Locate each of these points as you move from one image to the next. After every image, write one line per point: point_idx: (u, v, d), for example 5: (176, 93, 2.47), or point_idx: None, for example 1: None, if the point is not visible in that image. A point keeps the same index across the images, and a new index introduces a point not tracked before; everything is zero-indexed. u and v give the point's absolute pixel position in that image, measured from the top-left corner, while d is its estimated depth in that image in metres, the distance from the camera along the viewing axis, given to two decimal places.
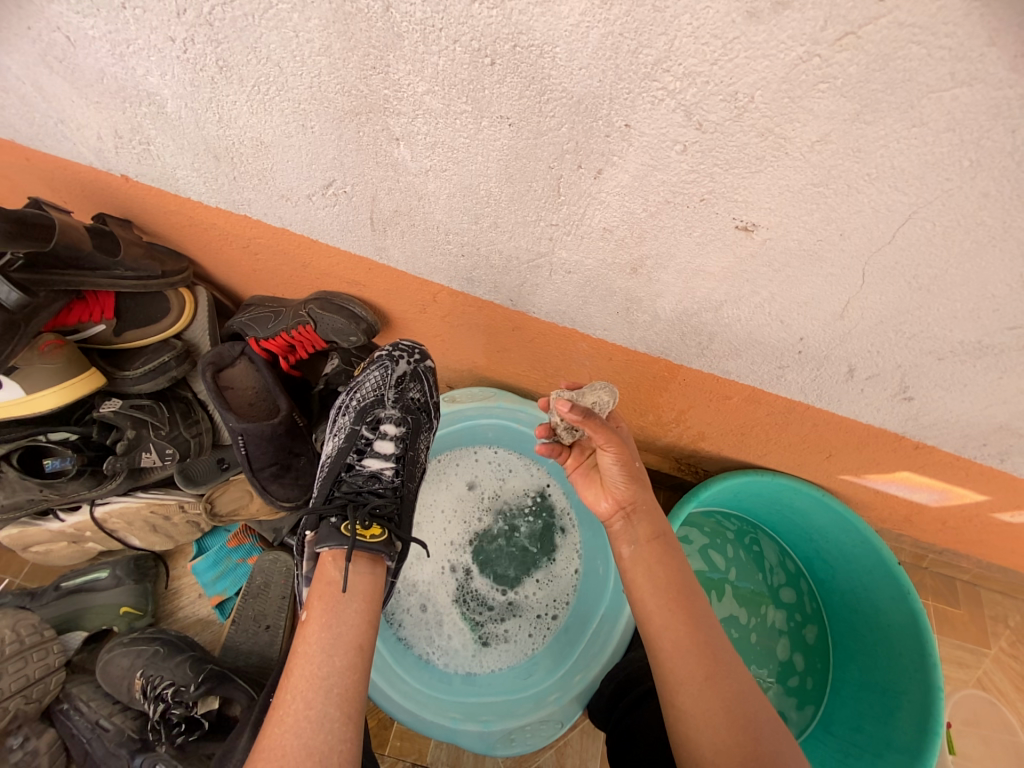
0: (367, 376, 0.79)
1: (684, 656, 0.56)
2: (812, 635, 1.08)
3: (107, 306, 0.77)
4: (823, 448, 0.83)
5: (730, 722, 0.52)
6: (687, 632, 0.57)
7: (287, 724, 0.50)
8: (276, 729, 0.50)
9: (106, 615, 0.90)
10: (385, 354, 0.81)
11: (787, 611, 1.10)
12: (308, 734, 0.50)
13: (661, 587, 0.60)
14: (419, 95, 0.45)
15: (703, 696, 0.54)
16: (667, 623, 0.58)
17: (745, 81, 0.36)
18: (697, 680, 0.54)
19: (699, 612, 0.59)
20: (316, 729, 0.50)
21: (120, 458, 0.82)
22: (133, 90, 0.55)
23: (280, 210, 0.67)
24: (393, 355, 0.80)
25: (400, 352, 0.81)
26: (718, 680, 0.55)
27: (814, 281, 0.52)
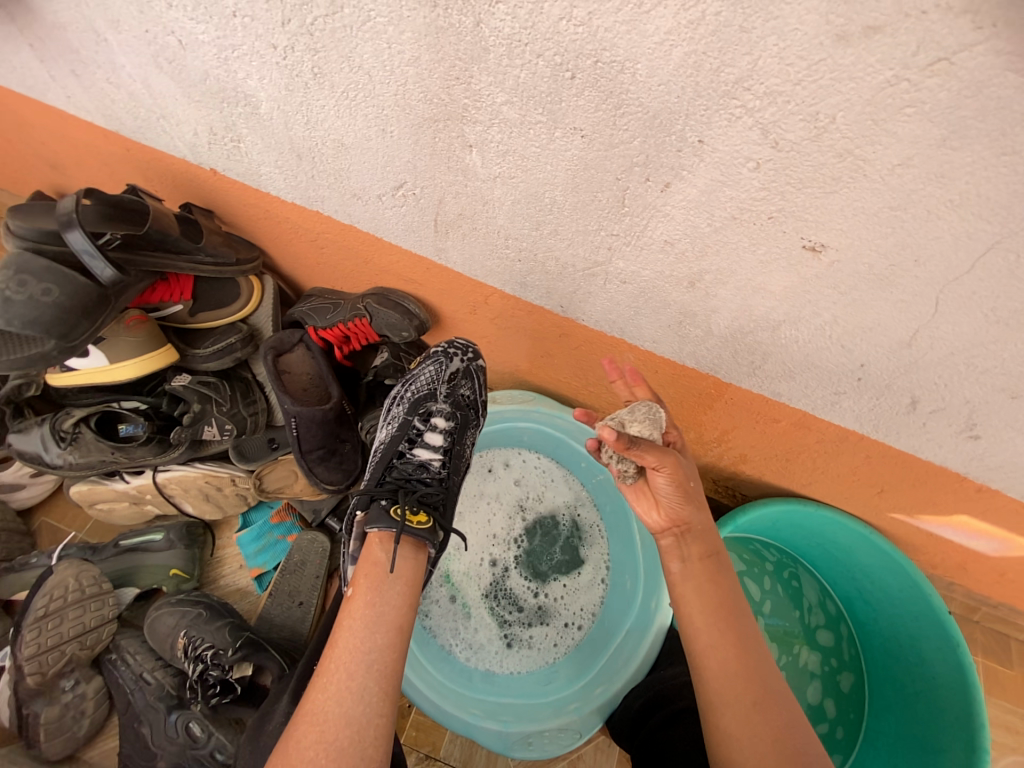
0: (423, 370, 0.82)
1: (730, 679, 0.55)
2: (847, 683, 1.02)
3: (186, 288, 0.84)
4: (875, 482, 0.79)
5: (780, 753, 0.50)
6: (736, 653, 0.56)
7: (330, 692, 0.53)
8: (319, 696, 0.53)
9: (157, 574, 0.96)
10: (440, 349, 0.83)
11: (823, 654, 1.03)
12: (349, 703, 0.53)
13: (711, 607, 0.59)
14: (497, 105, 0.47)
15: (750, 720, 0.52)
16: (715, 642, 0.57)
17: (827, 102, 0.36)
18: (744, 703, 0.53)
19: (749, 636, 0.57)
20: (356, 700, 0.53)
21: (186, 429, 0.89)
22: (233, 92, 0.60)
23: (350, 208, 0.71)
24: (448, 352, 0.82)
25: (454, 349, 0.83)
26: (766, 707, 0.53)
27: (881, 307, 0.50)
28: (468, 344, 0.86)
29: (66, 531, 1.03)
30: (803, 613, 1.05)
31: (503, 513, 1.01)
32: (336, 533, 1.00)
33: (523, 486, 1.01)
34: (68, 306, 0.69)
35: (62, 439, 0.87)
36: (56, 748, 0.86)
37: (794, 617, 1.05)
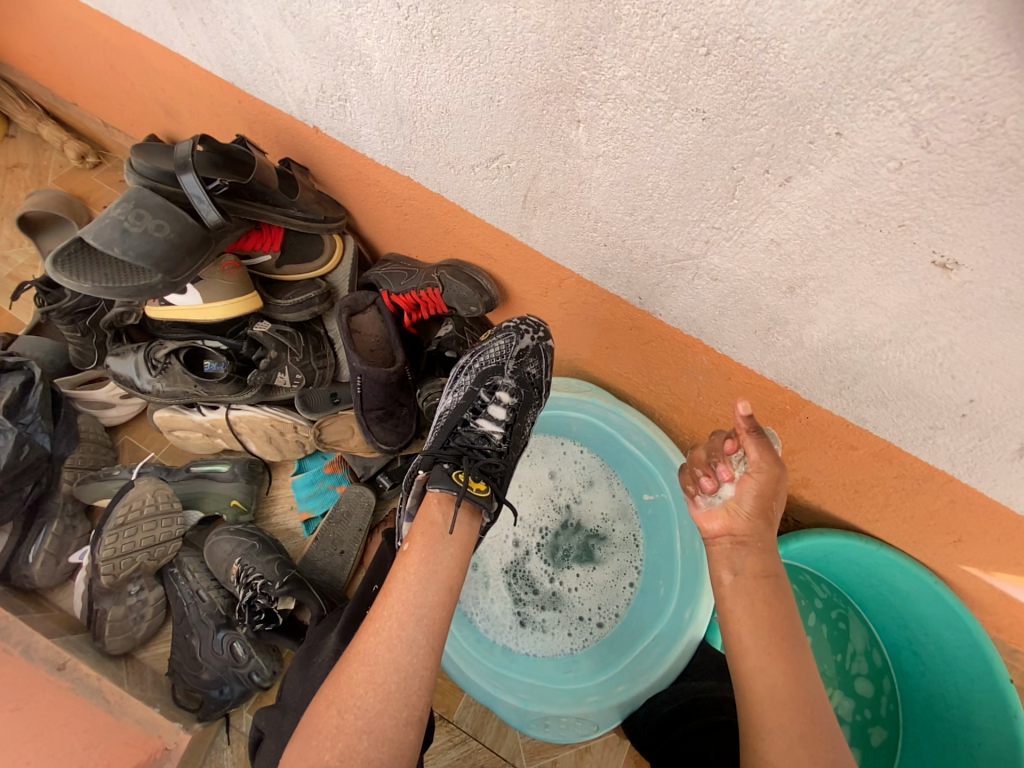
0: (492, 344, 0.85)
1: (776, 706, 0.53)
2: (878, 738, 0.96)
3: (276, 239, 0.89)
4: (953, 530, 0.73)
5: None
6: (785, 679, 0.54)
7: (382, 637, 0.56)
8: (371, 638, 0.56)
9: (220, 502, 1.03)
10: (511, 326, 0.86)
11: (857, 702, 0.98)
12: (399, 650, 0.55)
13: (763, 626, 0.57)
14: (617, 79, 0.45)
15: (794, 753, 0.50)
16: (763, 664, 0.55)
17: (1000, 102, 0.32)
18: (790, 733, 0.51)
19: (802, 667, 0.55)
20: (406, 648, 0.55)
21: (262, 372, 0.95)
22: (349, 50, 0.61)
23: (441, 176, 0.71)
24: (520, 329, 0.85)
25: (526, 327, 0.85)
26: (814, 742, 0.50)
27: (1011, 338, 0.45)
28: (541, 323, 0.87)
29: (145, 451, 1.13)
30: (844, 657, 1.01)
31: (532, 500, 1.01)
32: (382, 489, 1.03)
33: (559, 479, 1.01)
34: (176, 243, 0.75)
35: (153, 367, 0.95)
36: (117, 644, 0.95)
37: (832, 659, 1.00)
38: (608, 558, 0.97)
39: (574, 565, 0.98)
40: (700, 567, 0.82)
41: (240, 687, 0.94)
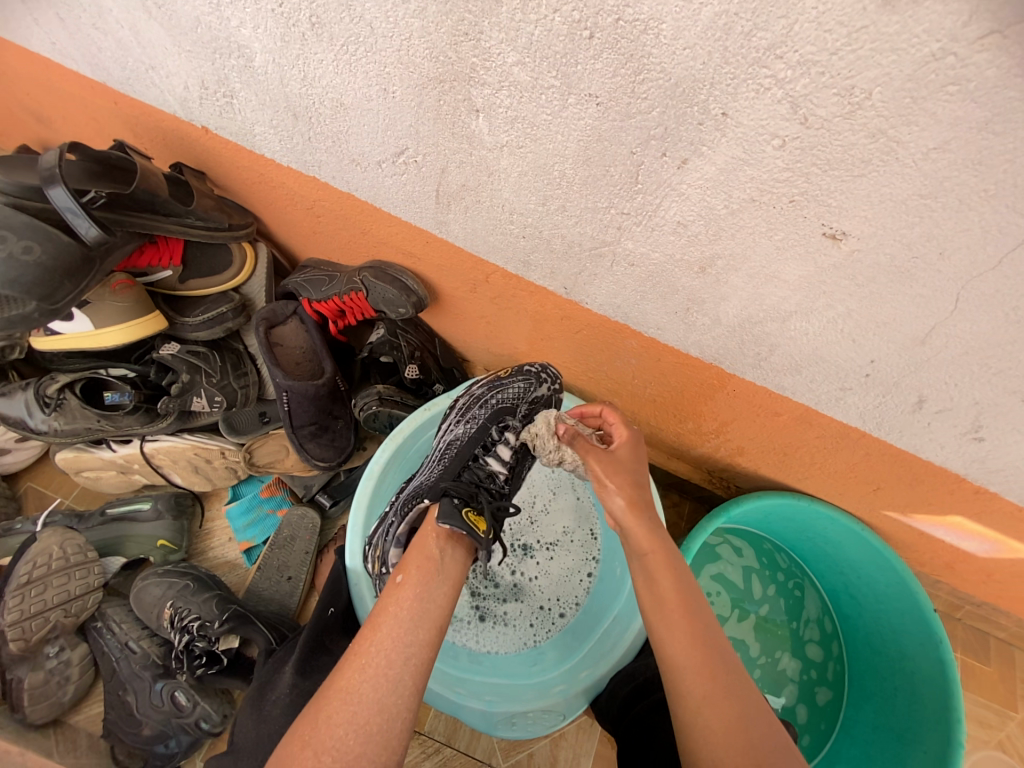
0: (511, 382, 0.82)
1: (682, 676, 0.54)
2: (823, 696, 1.03)
3: (176, 252, 0.82)
4: (871, 480, 0.79)
5: (733, 742, 0.50)
6: (692, 649, 0.55)
7: (367, 674, 0.52)
8: (355, 675, 0.53)
9: (145, 544, 0.95)
10: (532, 369, 0.84)
11: (804, 664, 1.04)
12: (383, 690, 0.52)
13: (662, 602, 0.58)
14: (508, 66, 0.44)
15: (703, 713, 0.52)
16: (664, 636, 0.57)
17: (865, 75, 0.34)
18: (697, 699, 0.53)
19: (700, 629, 0.56)
20: (391, 689, 0.52)
21: (174, 399, 0.87)
22: (225, 42, 0.56)
23: (348, 175, 0.67)
24: (540, 374, 0.82)
25: (544, 374, 0.83)
26: (718, 701, 0.53)
27: (899, 301, 0.48)
28: (557, 372, 0.86)
29: (52, 497, 1.02)
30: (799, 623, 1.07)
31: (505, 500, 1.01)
32: (326, 509, 0.99)
33: (534, 481, 1.00)
34: (50, 267, 0.67)
35: (47, 405, 0.86)
36: (41, 712, 0.86)
37: (788, 628, 1.06)
38: (568, 554, 0.97)
39: (535, 556, 0.98)
40: None
41: (188, 737, 0.88)
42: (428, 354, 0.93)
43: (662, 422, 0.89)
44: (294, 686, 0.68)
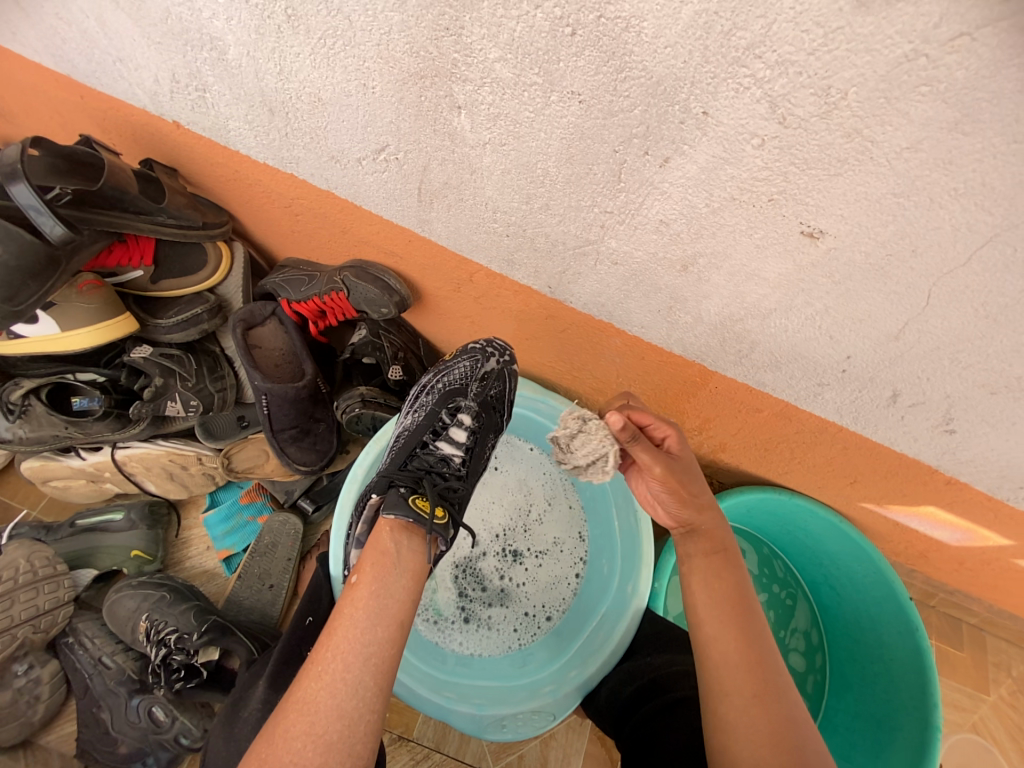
0: (457, 364, 0.80)
1: (733, 671, 0.55)
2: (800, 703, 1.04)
3: (146, 250, 0.79)
4: (849, 473, 0.81)
5: (782, 745, 0.50)
6: (741, 645, 0.56)
7: (324, 682, 0.51)
8: (313, 684, 0.51)
9: (117, 556, 0.92)
10: (477, 346, 0.81)
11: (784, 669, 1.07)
12: (342, 695, 0.51)
13: (718, 600, 0.59)
14: (490, 62, 0.43)
15: (750, 712, 0.52)
16: (717, 631, 0.58)
17: (840, 76, 0.34)
18: (745, 694, 0.53)
19: (754, 632, 0.57)
20: (350, 693, 0.51)
21: (146, 404, 0.84)
22: (197, 34, 0.54)
23: (327, 172, 0.66)
24: (485, 349, 0.80)
25: (491, 349, 0.81)
26: (768, 701, 0.53)
27: (874, 298, 0.50)
28: (507, 346, 0.83)
29: (18, 509, 0.97)
30: (785, 632, 1.10)
31: (501, 506, 1.01)
32: (308, 514, 0.97)
33: (530, 488, 1.00)
34: (12, 266, 0.64)
35: (11, 412, 0.82)
36: (9, 734, 0.82)
37: (774, 634, 1.09)
38: (555, 562, 0.98)
39: (524, 562, 0.98)
40: (638, 544, 0.84)
41: (167, 754, 0.85)
42: (411, 354, 0.92)
43: None
44: (278, 695, 0.67)
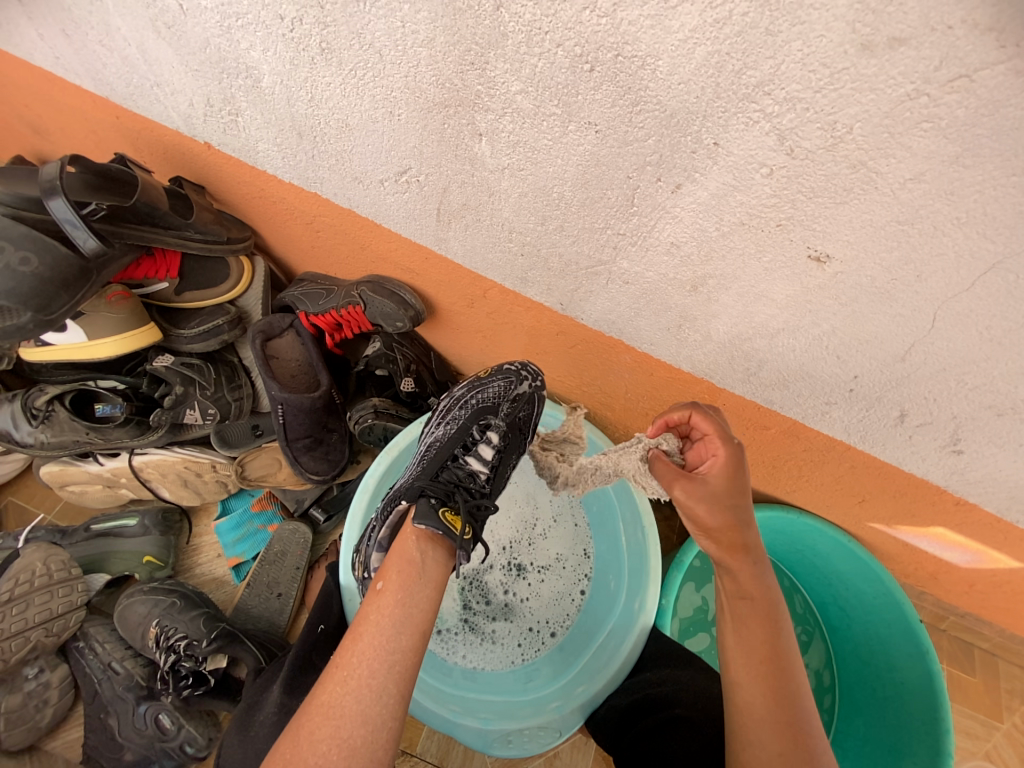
0: (491, 382, 0.81)
1: (759, 726, 0.52)
2: None
3: (172, 264, 0.82)
4: (857, 492, 0.81)
5: None
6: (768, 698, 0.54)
7: (349, 687, 0.52)
8: (337, 688, 0.52)
9: (129, 561, 0.93)
10: (511, 369, 0.83)
11: None
12: (367, 701, 0.51)
13: (749, 648, 0.56)
14: (511, 94, 0.46)
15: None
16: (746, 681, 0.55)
17: (846, 112, 0.36)
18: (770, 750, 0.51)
19: (786, 685, 0.54)
20: (374, 700, 0.52)
21: (166, 411, 0.87)
22: (234, 63, 0.57)
23: (350, 192, 0.69)
24: (519, 372, 0.81)
25: (526, 372, 0.82)
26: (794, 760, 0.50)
27: (879, 320, 0.51)
28: (537, 372, 0.85)
29: (33, 513, 0.99)
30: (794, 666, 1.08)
31: (508, 519, 1.01)
32: (319, 524, 0.98)
33: (537, 500, 1.01)
34: (47, 277, 0.67)
35: (35, 417, 0.84)
36: (17, 738, 0.82)
37: None
38: (558, 578, 0.98)
39: (528, 577, 0.98)
40: (644, 559, 0.84)
41: (171, 762, 0.84)
42: (424, 367, 0.94)
43: None
44: (288, 702, 0.67)
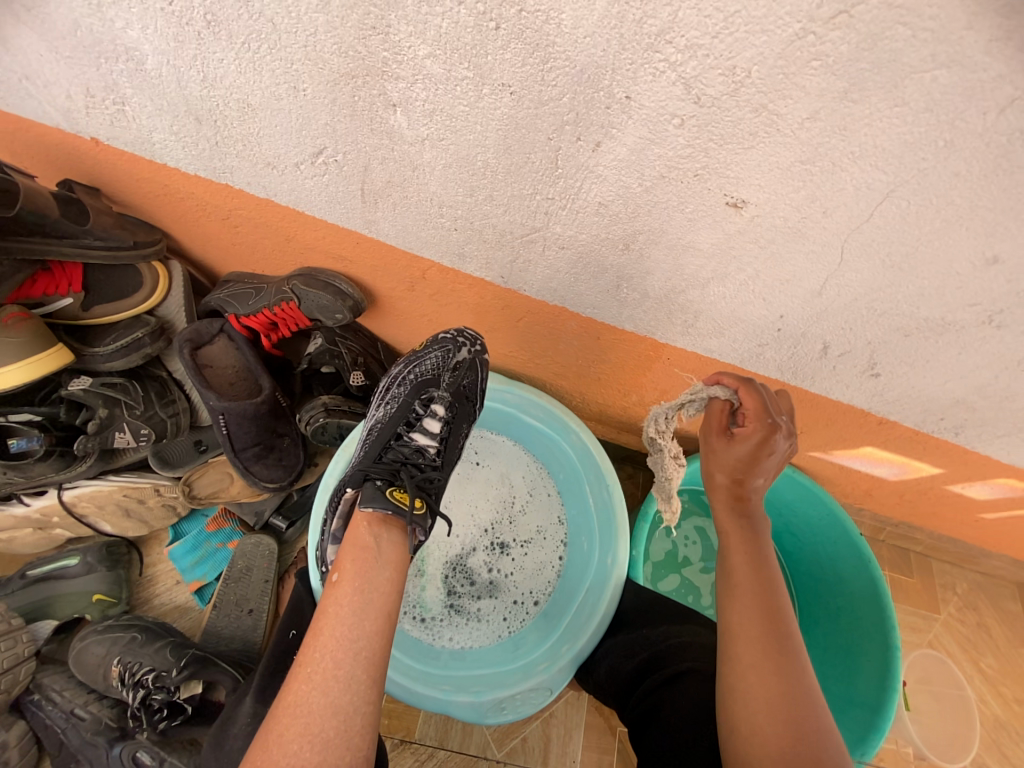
0: (428, 354, 0.81)
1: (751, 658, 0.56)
2: None
3: (74, 277, 0.75)
4: (796, 425, 0.87)
5: (788, 732, 0.51)
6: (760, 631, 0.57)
7: (315, 682, 0.51)
8: (303, 686, 0.51)
9: (77, 603, 0.87)
10: (447, 337, 0.82)
11: None
12: (335, 692, 0.51)
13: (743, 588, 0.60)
14: (420, 59, 0.44)
15: (750, 678, 0.55)
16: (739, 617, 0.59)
17: (743, 55, 0.38)
18: (761, 680, 0.54)
19: (776, 621, 0.58)
20: (343, 688, 0.51)
21: (92, 438, 0.79)
22: (110, 44, 0.52)
23: (264, 180, 0.64)
24: (456, 339, 0.80)
25: (463, 339, 0.81)
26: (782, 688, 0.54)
27: (796, 259, 0.54)
28: (477, 337, 0.83)
29: None
30: None
31: (486, 501, 1.02)
32: (282, 533, 0.94)
33: (511, 478, 1.02)
34: None
35: None
36: None
37: None
38: (540, 549, 1.00)
39: (512, 553, 1.00)
40: (614, 515, 0.87)
41: None
42: (372, 359, 0.91)
43: (609, 398, 0.93)
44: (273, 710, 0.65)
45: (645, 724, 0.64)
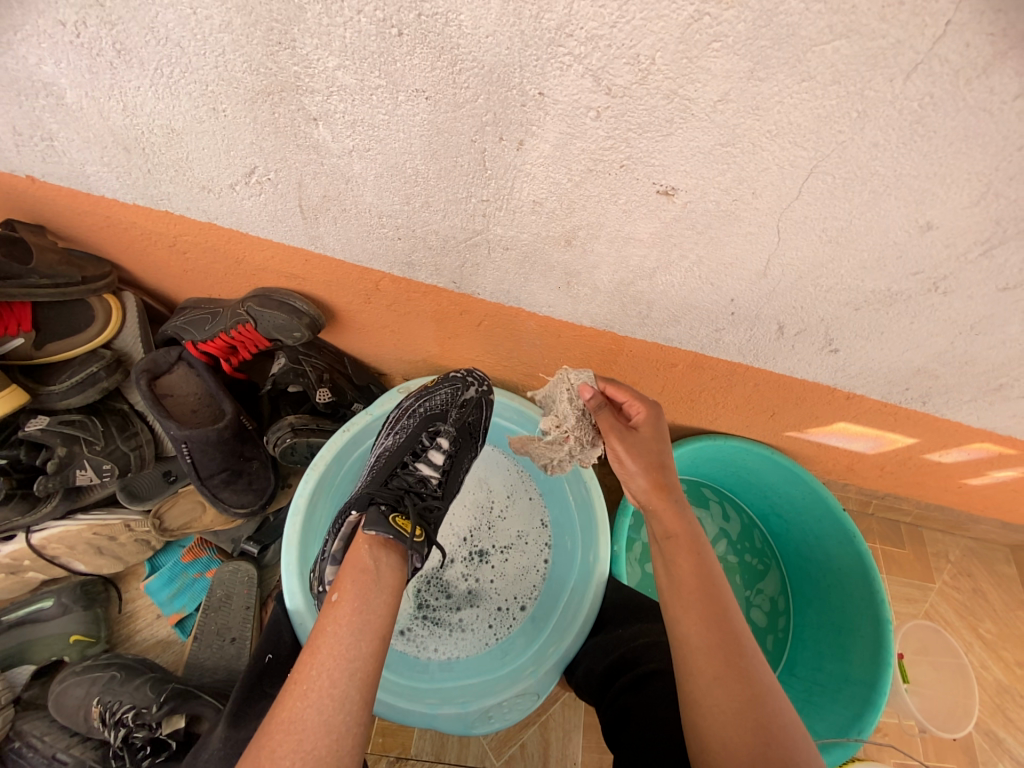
0: (438, 390, 0.82)
1: (695, 654, 0.56)
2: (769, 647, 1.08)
3: (24, 317, 0.73)
4: (767, 407, 0.87)
5: (741, 725, 0.51)
6: (701, 624, 0.57)
7: (310, 699, 0.51)
8: (298, 703, 0.51)
9: (54, 645, 0.87)
10: (458, 376, 0.84)
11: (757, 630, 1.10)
12: (330, 711, 0.50)
13: (679, 584, 0.61)
14: (331, 71, 0.44)
15: (712, 694, 0.53)
16: (680, 614, 0.59)
17: (644, 43, 0.37)
18: (708, 674, 0.54)
19: (717, 610, 0.58)
20: (338, 708, 0.51)
21: (52, 477, 0.78)
22: (27, 81, 0.51)
23: (203, 204, 0.64)
24: (466, 378, 0.82)
25: (473, 378, 0.84)
26: (729, 679, 0.54)
27: (735, 241, 0.54)
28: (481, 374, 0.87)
29: None
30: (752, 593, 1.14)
31: (464, 509, 1.01)
32: (258, 557, 0.93)
33: (489, 484, 1.01)
34: None
35: None
36: None
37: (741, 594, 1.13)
38: (520, 554, 0.99)
39: (491, 561, 0.99)
40: (591, 511, 0.87)
41: None
42: (338, 374, 0.91)
43: None
44: None
45: (627, 716, 0.64)
